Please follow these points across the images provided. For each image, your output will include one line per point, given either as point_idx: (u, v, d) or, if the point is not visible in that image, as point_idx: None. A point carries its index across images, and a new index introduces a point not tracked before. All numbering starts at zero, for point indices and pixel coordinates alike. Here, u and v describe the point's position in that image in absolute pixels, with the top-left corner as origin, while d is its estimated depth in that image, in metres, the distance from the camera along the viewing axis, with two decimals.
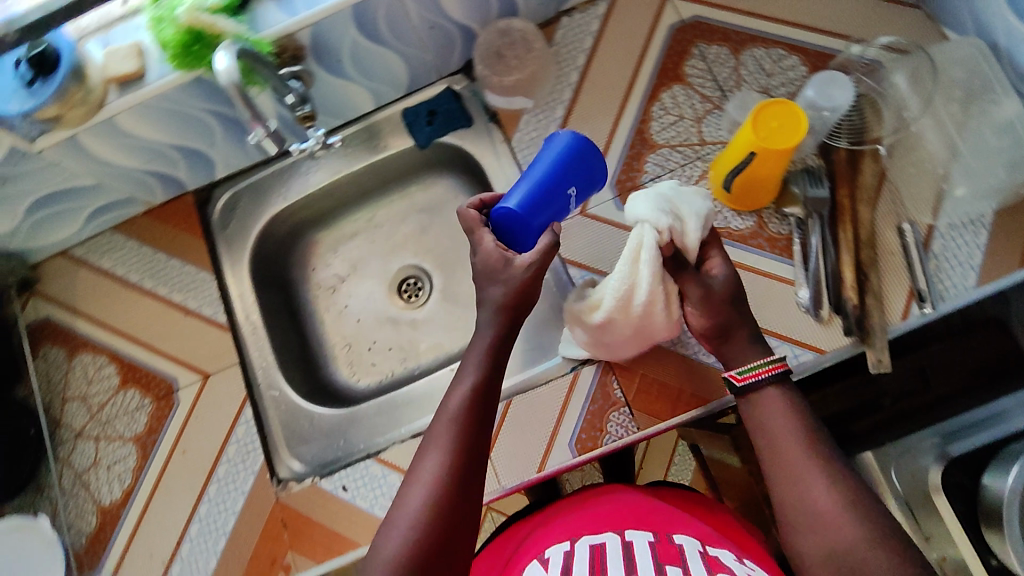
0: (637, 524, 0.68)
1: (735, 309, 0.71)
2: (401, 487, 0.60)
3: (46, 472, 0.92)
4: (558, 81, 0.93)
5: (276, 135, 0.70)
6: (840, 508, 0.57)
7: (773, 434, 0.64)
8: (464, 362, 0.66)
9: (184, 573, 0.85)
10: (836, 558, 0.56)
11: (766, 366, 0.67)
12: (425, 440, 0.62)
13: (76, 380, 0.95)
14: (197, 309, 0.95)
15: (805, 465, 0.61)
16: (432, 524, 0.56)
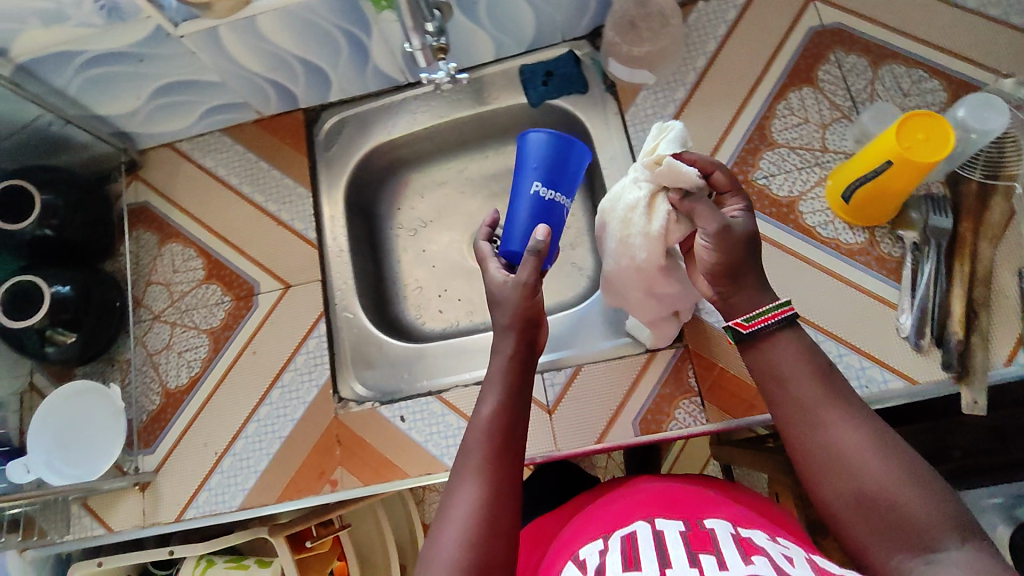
0: (664, 513, 0.62)
1: (750, 253, 0.63)
2: (434, 527, 0.58)
3: (123, 346, 0.94)
4: (685, 63, 0.90)
5: (427, 51, 0.75)
6: (867, 453, 0.54)
7: (783, 383, 0.59)
8: (487, 385, 0.66)
9: (235, 465, 0.88)
10: (870, 505, 0.52)
11: (775, 311, 0.60)
12: (455, 476, 0.61)
13: (163, 267, 0.97)
14: (289, 222, 0.96)
15: (821, 409, 0.57)
16: (473, 559, 0.54)
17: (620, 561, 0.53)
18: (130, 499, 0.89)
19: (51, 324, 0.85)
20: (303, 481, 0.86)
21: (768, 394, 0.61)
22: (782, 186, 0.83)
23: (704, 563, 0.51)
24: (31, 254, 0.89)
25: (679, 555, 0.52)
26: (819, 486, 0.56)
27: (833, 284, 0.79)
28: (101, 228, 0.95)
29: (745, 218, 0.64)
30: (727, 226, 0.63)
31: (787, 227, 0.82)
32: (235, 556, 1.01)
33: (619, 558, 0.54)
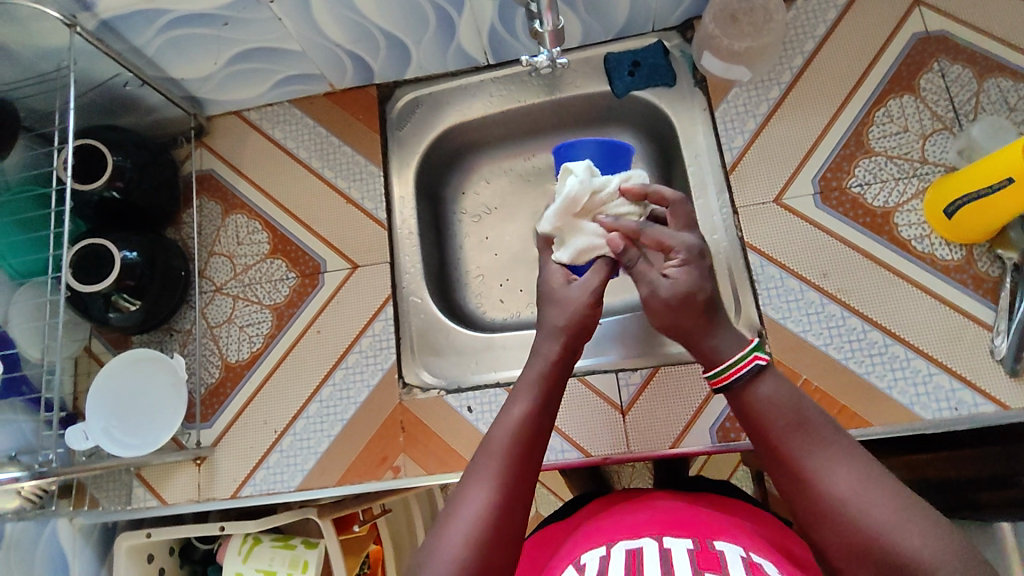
0: (674, 530, 0.55)
1: (688, 315, 0.58)
2: (436, 526, 0.53)
3: (184, 316, 0.93)
4: (781, 62, 0.86)
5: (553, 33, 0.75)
6: (866, 495, 0.46)
7: (764, 425, 0.52)
8: (517, 388, 0.62)
9: (296, 445, 0.87)
10: (868, 557, 0.45)
11: (731, 369, 0.55)
12: (467, 475, 0.55)
13: (226, 238, 0.95)
14: (359, 200, 0.94)
15: (812, 449, 0.50)
16: (473, 571, 0.49)
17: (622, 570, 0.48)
18: (185, 472, 0.89)
19: (117, 290, 0.82)
20: (364, 466, 0.85)
21: (754, 435, 0.54)
22: (878, 196, 0.81)
23: None
24: (99, 216, 0.88)
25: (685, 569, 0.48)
26: (812, 535, 0.48)
27: (927, 300, 0.77)
28: (167, 193, 0.93)
29: (672, 281, 0.59)
30: (655, 290, 0.60)
31: (880, 238, 0.80)
32: (279, 534, 1.00)
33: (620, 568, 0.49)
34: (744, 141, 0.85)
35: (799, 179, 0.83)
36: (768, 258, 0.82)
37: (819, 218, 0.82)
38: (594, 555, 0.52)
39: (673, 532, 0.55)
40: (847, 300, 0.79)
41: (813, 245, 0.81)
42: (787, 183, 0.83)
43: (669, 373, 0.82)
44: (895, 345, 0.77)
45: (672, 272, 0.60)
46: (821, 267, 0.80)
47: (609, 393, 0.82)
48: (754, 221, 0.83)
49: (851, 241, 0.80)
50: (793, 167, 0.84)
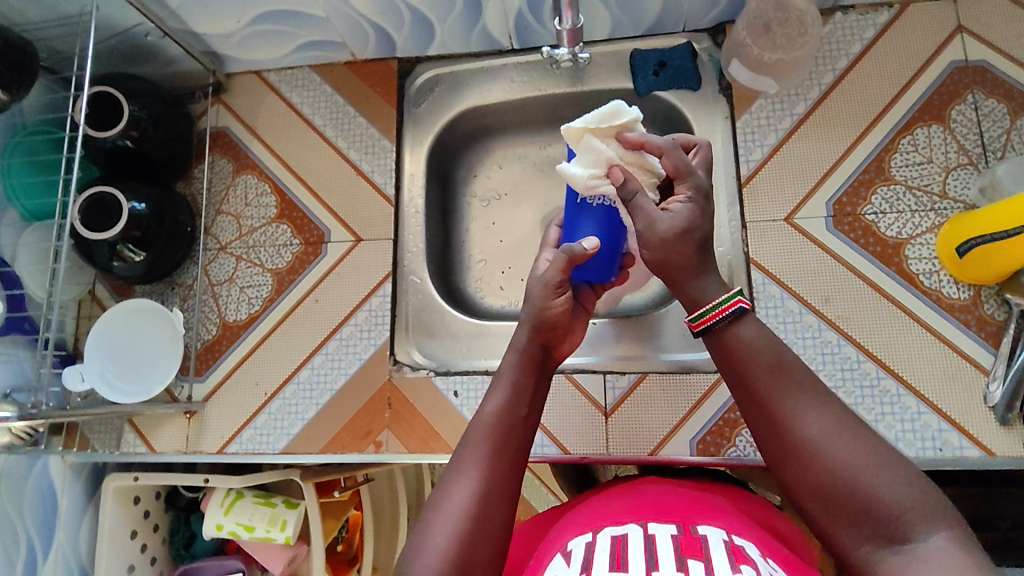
0: (658, 514, 0.57)
1: (679, 253, 0.58)
2: (426, 514, 0.56)
3: (188, 272, 0.94)
4: (810, 77, 0.85)
5: (574, 32, 0.79)
6: (839, 439, 0.50)
7: (746, 368, 0.54)
8: (497, 378, 0.65)
9: (283, 409, 0.88)
10: (837, 498, 0.49)
11: (714, 311, 0.55)
12: (455, 463, 0.59)
13: (234, 198, 0.96)
14: (369, 174, 0.94)
15: (787, 399, 0.52)
16: (459, 558, 0.52)
17: (606, 561, 0.49)
18: (175, 424, 0.90)
19: (123, 239, 0.83)
20: (348, 437, 0.86)
21: (732, 376, 0.56)
22: (892, 226, 0.80)
23: (692, 569, 0.47)
24: (111, 162, 0.88)
25: (669, 557, 0.49)
26: (788, 478, 0.52)
27: (926, 338, 0.76)
28: (179, 147, 0.93)
29: (673, 214, 0.59)
30: (653, 222, 0.59)
31: (888, 269, 0.79)
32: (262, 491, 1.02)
33: (606, 557, 0.49)
34: (762, 155, 0.84)
35: (814, 199, 0.82)
36: (771, 277, 0.81)
37: (828, 241, 0.81)
38: (580, 541, 0.53)
39: (657, 516, 0.56)
40: (845, 327, 0.78)
41: (818, 269, 0.80)
42: (801, 202, 0.82)
43: (657, 380, 0.82)
44: (887, 378, 0.76)
45: (674, 207, 0.60)
46: (823, 292, 0.80)
47: (594, 393, 0.83)
48: (762, 238, 0.82)
49: (857, 268, 0.79)
50: (808, 187, 0.82)
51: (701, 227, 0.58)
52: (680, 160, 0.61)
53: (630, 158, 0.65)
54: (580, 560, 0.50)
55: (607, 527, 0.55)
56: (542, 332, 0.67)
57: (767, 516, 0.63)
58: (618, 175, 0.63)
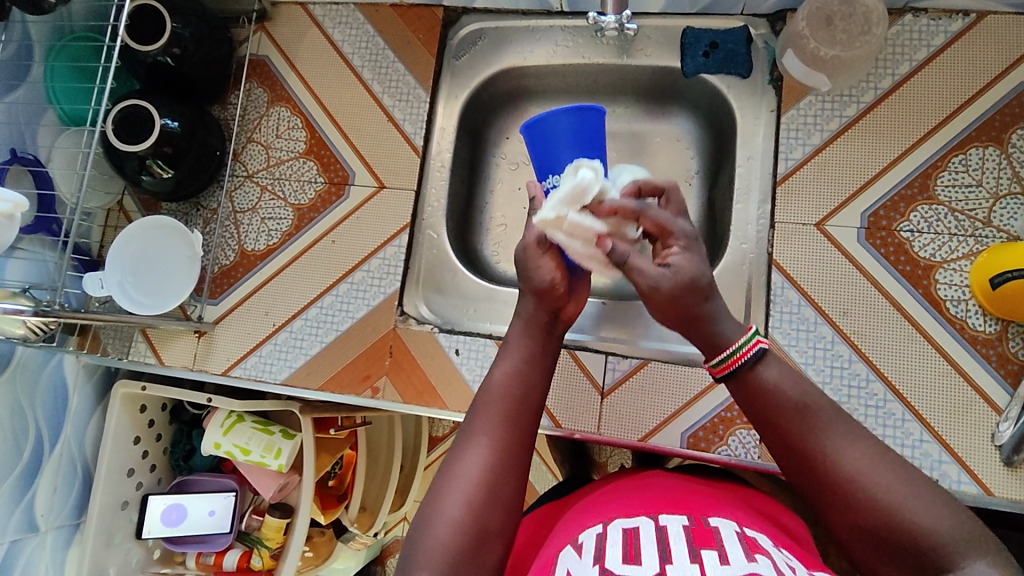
0: (669, 508, 0.58)
1: (692, 301, 0.59)
2: (437, 482, 0.57)
3: (213, 195, 0.95)
4: (867, 79, 0.81)
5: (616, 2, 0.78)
6: (876, 470, 0.51)
7: (772, 413, 0.55)
8: (506, 348, 0.66)
9: (287, 343, 0.89)
10: (876, 535, 0.49)
11: (736, 355, 0.57)
12: (467, 432, 0.59)
13: (266, 128, 0.96)
14: (400, 122, 0.93)
15: (823, 435, 0.53)
16: (469, 524, 0.53)
17: (619, 553, 0.50)
18: (184, 341, 0.92)
19: (153, 155, 0.84)
20: (347, 379, 0.88)
21: (756, 419, 0.57)
22: (926, 247, 0.77)
23: (705, 559, 0.48)
24: (150, 78, 0.89)
25: (682, 546, 0.50)
26: (829, 513, 0.52)
27: (941, 366, 0.74)
28: (218, 69, 0.93)
29: (675, 269, 0.59)
30: (658, 280, 0.59)
31: (914, 290, 0.76)
32: (262, 418, 1.05)
33: (618, 549, 0.50)
34: (803, 155, 0.82)
35: (849, 208, 0.79)
36: (791, 282, 0.79)
37: (857, 253, 0.78)
38: (591, 534, 0.54)
39: (667, 509, 0.57)
40: (859, 343, 0.76)
41: (841, 280, 0.78)
42: (835, 210, 0.80)
43: (657, 368, 0.81)
44: (894, 402, 0.74)
45: (673, 259, 0.61)
46: (841, 304, 0.77)
47: (593, 371, 0.83)
48: (787, 240, 0.80)
49: (882, 285, 0.77)
50: (847, 194, 0.80)
51: (706, 273, 0.60)
52: (661, 217, 0.63)
53: (608, 224, 0.67)
54: (592, 551, 0.51)
55: (619, 519, 0.56)
56: (546, 298, 0.67)
57: (774, 510, 0.64)
58: (607, 245, 0.64)
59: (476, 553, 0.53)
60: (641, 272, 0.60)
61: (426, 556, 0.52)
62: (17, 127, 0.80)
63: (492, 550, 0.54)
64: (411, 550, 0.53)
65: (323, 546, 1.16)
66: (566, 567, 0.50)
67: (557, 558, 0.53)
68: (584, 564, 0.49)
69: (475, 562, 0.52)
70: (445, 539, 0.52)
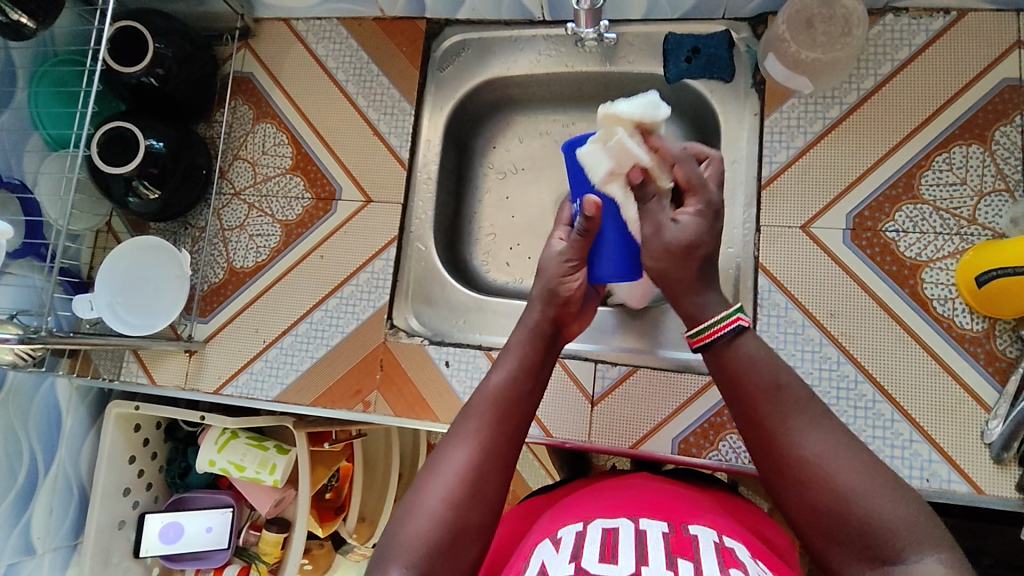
0: (651, 512, 0.58)
1: (680, 269, 0.60)
2: (420, 478, 0.57)
3: (201, 214, 0.96)
4: (850, 80, 0.81)
5: (593, 13, 0.79)
6: (834, 455, 0.51)
7: (745, 385, 0.56)
8: (506, 352, 0.66)
9: (277, 359, 0.89)
10: (828, 517, 0.50)
11: (713, 328, 0.58)
12: (454, 431, 0.60)
13: (252, 145, 0.96)
14: (385, 135, 0.93)
15: (787, 416, 0.54)
16: (448, 520, 0.54)
17: (596, 552, 0.50)
18: (175, 360, 0.92)
19: (139, 177, 0.84)
20: (338, 394, 0.87)
21: (728, 394, 0.58)
22: (912, 246, 0.77)
23: (681, 569, 0.48)
24: (134, 99, 0.89)
25: (659, 553, 0.50)
26: (787, 496, 0.52)
27: (930, 366, 0.74)
28: (203, 89, 0.93)
29: (680, 226, 0.60)
30: (659, 230, 0.61)
31: (901, 290, 0.76)
32: (256, 434, 1.05)
33: (596, 549, 0.50)
34: (787, 158, 0.82)
35: (834, 210, 0.79)
36: (779, 285, 0.79)
37: (843, 254, 0.78)
38: (571, 531, 0.54)
39: (647, 514, 0.57)
40: (847, 345, 0.76)
41: (828, 282, 0.78)
42: (820, 212, 0.80)
43: (647, 375, 0.81)
44: (883, 403, 0.74)
45: (682, 218, 0.61)
46: (828, 306, 0.77)
47: (583, 380, 0.83)
48: (774, 243, 0.80)
49: (869, 286, 0.77)
50: (832, 195, 0.80)
51: (706, 242, 0.60)
52: (692, 172, 0.62)
53: (651, 162, 0.63)
54: (569, 548, 0.51)
55: (600, 519, 0.56)
56: (552, 301, 0.67)
57: (756, 522, 0.64)
58: (637, 176, 0.63)
59: (453, 549, 0.53)
60: (652, 219, 0.62)
61: (403, 547, 0.52)
62: (2, 153, 0.81)
63: (469, 547, 0.54)
64: (389, 540, 0.54)
65: (322, 558, 1.16)
66: (542, 563, 0.50)
67: (534, 552, 0.53)
68: (560, 561, 0.50)
69: (451, 558, 0.53)
70: (423, 532, 0.53)
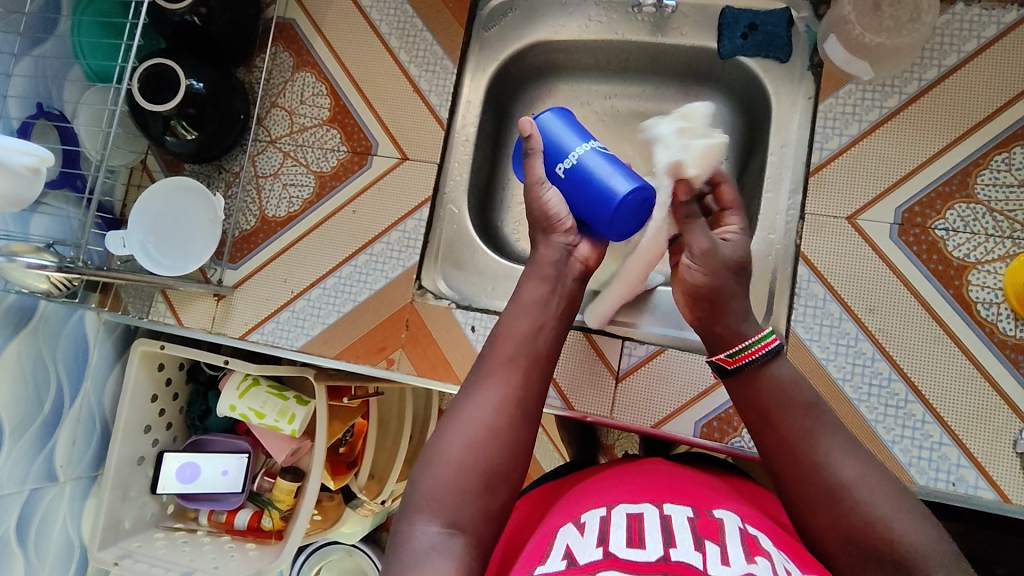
0: (673, 497, 0.57)
1: (731, 279, 0.63)
2: (440, 430, 0.58)
3: (236, 159, 0.95)
4: (912, 69, 0.78)
5: None
6: (866, 480, 0.53)
7: (771, 406, 0.58)
8: (519, 302, 0.66)
9: (304, 311, 0.89)
10: (860, 540, 0.51)
11: (754, 347, 0.60)
12: (474, 377, 0.61)
13: (291, 93, 0.95)
14: (426, 92, 0.91)
15: (818, 440, 0.56)
16: (473, 467, 0.55)
17: (623, 536, 0.49)
18: (204, 303, 0.92)
19: (177, 116, 0.84)
20: (364, 349, 0.88)
21: (756, 417, 0.59)
22: (961, 247, 0.75)
23: (707, 551, 0.48)
24: (177, 37, 0.88)
25: (685, 538, 0.49)
26: (812, 516, 0.54)
27: (967, 370, 0.72)
28: (244, 32, 0.92)
29: (732, 243, 0.65)
30: (716, 247, 0.64)
31: (945, 290, 0.74)
32: (276, 383, 1.06)
33: (623, 533, 0.50)
34: (838, 145, 0.79)
35: (883, 203, 0.77)
36: (818, 276, 0.78)
37: (888, 249, 0.76)
38: (595, 515, 0.54)
39: (669, 499, 0.57)
40: (883, 341, 0.75)
41: (870, 276, 0.76)
42: (869, 203, 0.77)
43: (673, 355, 0.81)
44: (914, 403, 0.73)
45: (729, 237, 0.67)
46: (868, 301, 0.76)
47: (609, 356, 0.82)
48: (817, 233, 0.78)
49: (912, 284, 0.75)
50: (882, 188, 0.77)
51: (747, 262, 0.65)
52: (735, 194, 0.69)
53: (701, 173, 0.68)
54: (595, 531, 0.51)
55: (623, 504, 0.55)
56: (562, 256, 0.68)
57: (773, 507, 0.63)
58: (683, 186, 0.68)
59: (480, 498, 0.55)
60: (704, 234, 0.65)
61: (430, 498, 0.54)
62: (43, 80, 0.81)
63: (496, 496, 0.56)
64: (414, 490, 0.55)
65: (332, 511, 1.17)
66: (568, 545, 0.50)
67: (557, 536, 0.53)
68: (586, 544, 0.49)
69: (476, 505, 0.54)
70: (447, 479, 0.55)
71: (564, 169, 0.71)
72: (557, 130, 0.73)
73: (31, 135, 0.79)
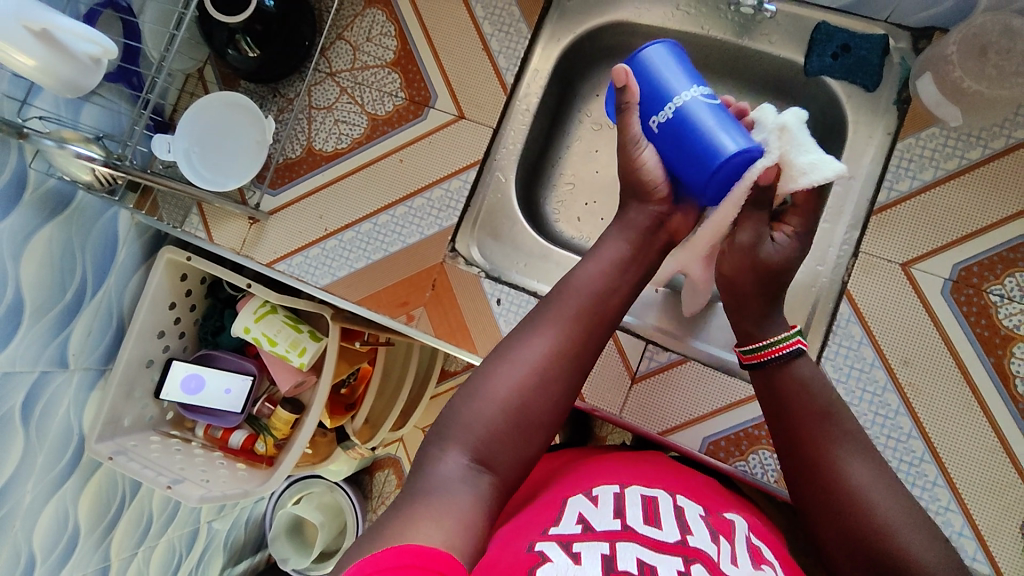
0: (685, 491, 0.58)
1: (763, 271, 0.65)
2: (491, 363, 0.60)
3: (292, 86, 0.93)
4: (1002, 124, 0.75)
5: None
6: (877, 488, 0.56)
7: (794, 402, 0.62)
8: (591, 255, 0.68)
9: (336, 250, 0.89)
10: (864, 543, 0.55)
11: (774, 347, 0.63)
12: (536, 319, 0.63)
13: (359, 28, 0.92)
14: (495, 53, 0.89)
15: (835, 438, 0.59)
16: (516, 408, 0.58)
17: (639, 513, 0.50)
18: (236, 225, 0.92)
19: (243, 32, 0.83)
20: (386, 300, 0.87)
21: (775, 404, 0.63)
22: (1011, 317, 0.72)
23: (719, 548, 0.49)
24: None
25: (701, 528, 0.50)
26: (817, 513, 0.58)
27: (989, 442, 0.71)
28: None
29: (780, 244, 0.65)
30: (760, 242, 0.65)
31: (985, 357, 0.72)
32: (294, 315, 1.06)
33: (638, 511, 0.51)
34: (909, 188, 0.76)
35: (942, 256, 0.74)
36: (859, 318, 0.76)
37: (936, 306, 0.74)
38: (608, 490, 0.54)
39: (683, 492, 0.57)
40: (911, 396, 0.73)
41: (910, 330, 0.74)
42: (927, 254, 0.75)
43: (693, 367, 0.80)
44: (929, 463, 0.71)
45: (780, 238, 0.66)
46: (903, 353, 0.74)
47: (630, 355, 0.81)
48: (866, 273, 0.76)
49: (952, 344, 0.73)
50: (944, 241, 0.74)
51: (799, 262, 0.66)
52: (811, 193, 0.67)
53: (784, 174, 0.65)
54: (609, 505, 0.51)
55: (638, 485, 0.56)
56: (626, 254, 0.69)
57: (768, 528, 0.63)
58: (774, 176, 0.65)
59: (516, 439, 0.57)
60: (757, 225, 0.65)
61: (466, 430, 0.56)
62: None
63: (531, 442, 0.58)
64: (453, 417, 0.57)
65: (323, 447, 1.16)
66: (582, 513, 0.51)
67: (568, 501, 0.53)
68: (602, 515, 0.50)
69: (509, 446, 0.57)
70: (490, 415, 0.57)
71: (659, 122, 0.67)
72: (662, 69, 0.67)
73: (96, 23, 0.78)
